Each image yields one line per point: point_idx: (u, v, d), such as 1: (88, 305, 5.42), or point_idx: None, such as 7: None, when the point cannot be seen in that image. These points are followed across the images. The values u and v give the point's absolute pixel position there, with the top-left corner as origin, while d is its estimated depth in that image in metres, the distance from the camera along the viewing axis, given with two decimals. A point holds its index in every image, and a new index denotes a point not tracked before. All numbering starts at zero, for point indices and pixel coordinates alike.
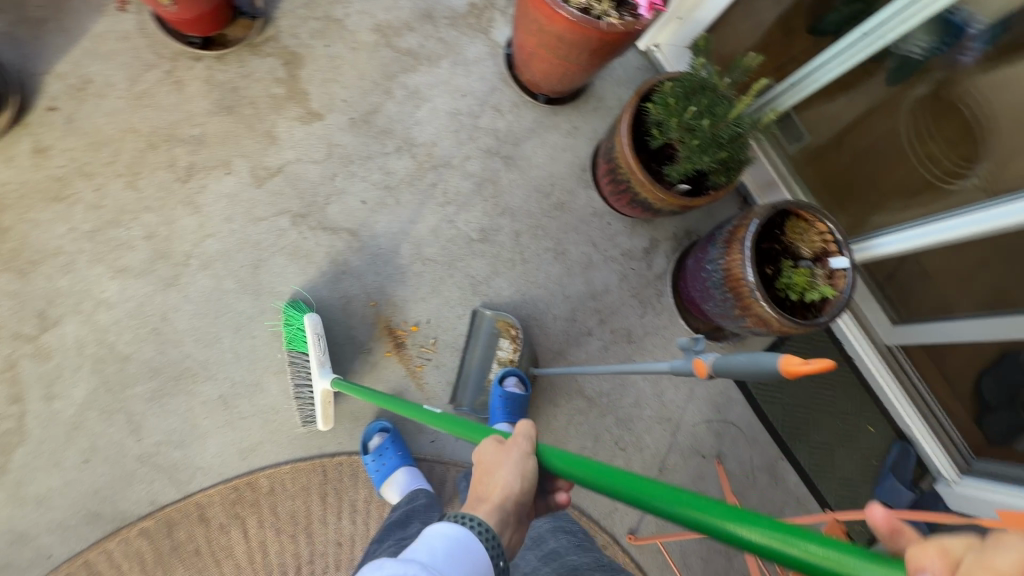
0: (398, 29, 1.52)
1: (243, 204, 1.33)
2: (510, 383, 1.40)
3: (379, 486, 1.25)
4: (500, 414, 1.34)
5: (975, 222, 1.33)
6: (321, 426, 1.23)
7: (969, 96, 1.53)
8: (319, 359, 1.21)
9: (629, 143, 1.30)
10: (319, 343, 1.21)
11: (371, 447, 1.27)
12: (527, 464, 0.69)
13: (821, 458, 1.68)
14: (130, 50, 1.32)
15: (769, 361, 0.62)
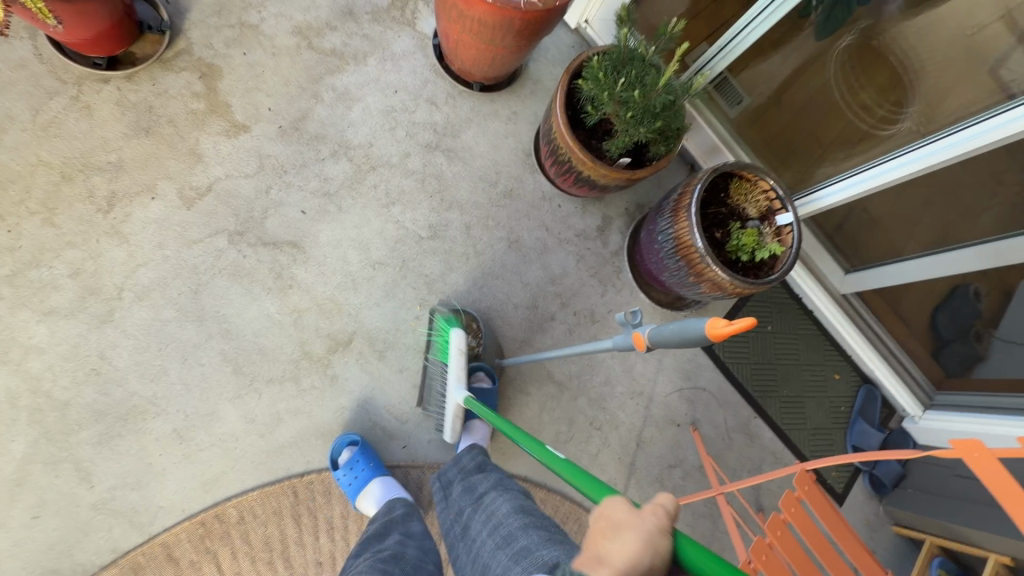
0: (319, 29, 1.47)
1: (175, 228, 1.27)
2: (477, 378, 1.40)
3: (354, 500, 1.21)
4: (470, 409, 1.32)
5: (910, 164, 1.37)
6: (448, 439, 1.24)
7: (896, 45, 1.60)
8: (458, 373, 1.20)
9: (565, 122, 1.29)
10: (460, 356, 1.19)
11: (341, 462, 1.23)
12: (662, 542, 0.56)
13: (792, 412, 1.71)
14: (28, 79, 1.24)
15: (696, 326, 0.69)
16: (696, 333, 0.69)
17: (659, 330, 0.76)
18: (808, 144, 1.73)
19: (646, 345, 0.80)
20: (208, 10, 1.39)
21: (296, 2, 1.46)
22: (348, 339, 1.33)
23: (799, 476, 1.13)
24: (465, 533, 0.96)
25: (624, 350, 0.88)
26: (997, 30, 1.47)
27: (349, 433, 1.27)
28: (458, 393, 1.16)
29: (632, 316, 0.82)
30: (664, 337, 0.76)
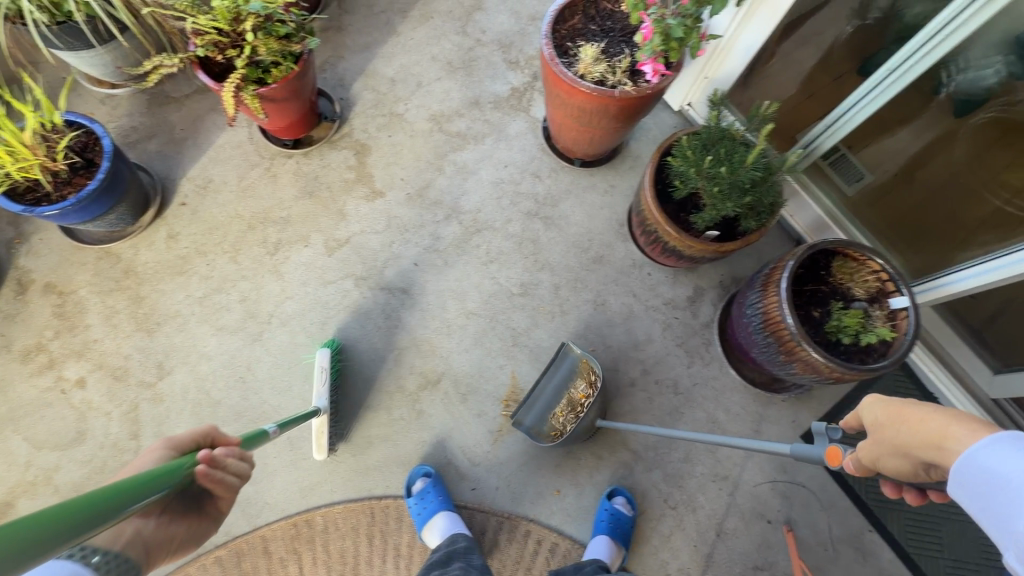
0: (450, 116, 1.76)
1: (317, 270, 1.56)
2: (618, 501, 1.40)
3: (420, 529, 1.30)
4: (602, 524, 1.34)
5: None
6: (316, 455, 1.33)
7: None
8: (319, 387, 1.35)
9: (652, 195, 1.37)
10: (320, 373, 1.36)
11: (415, 490, 1.35)
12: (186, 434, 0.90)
13: (922, 533, 1.44)
14: (241, 154, 1.67)
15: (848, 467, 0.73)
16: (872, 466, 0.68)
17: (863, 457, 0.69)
18: (945, 227, 1.60)
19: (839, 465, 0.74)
20: (369, 103, 1.76)
21: (434, 96, 1.78)
22: (438, 379, 1.48)
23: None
24: None
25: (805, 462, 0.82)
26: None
27: (425, 464, 1.39)
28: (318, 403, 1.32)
29: (833, 430, 0.78)
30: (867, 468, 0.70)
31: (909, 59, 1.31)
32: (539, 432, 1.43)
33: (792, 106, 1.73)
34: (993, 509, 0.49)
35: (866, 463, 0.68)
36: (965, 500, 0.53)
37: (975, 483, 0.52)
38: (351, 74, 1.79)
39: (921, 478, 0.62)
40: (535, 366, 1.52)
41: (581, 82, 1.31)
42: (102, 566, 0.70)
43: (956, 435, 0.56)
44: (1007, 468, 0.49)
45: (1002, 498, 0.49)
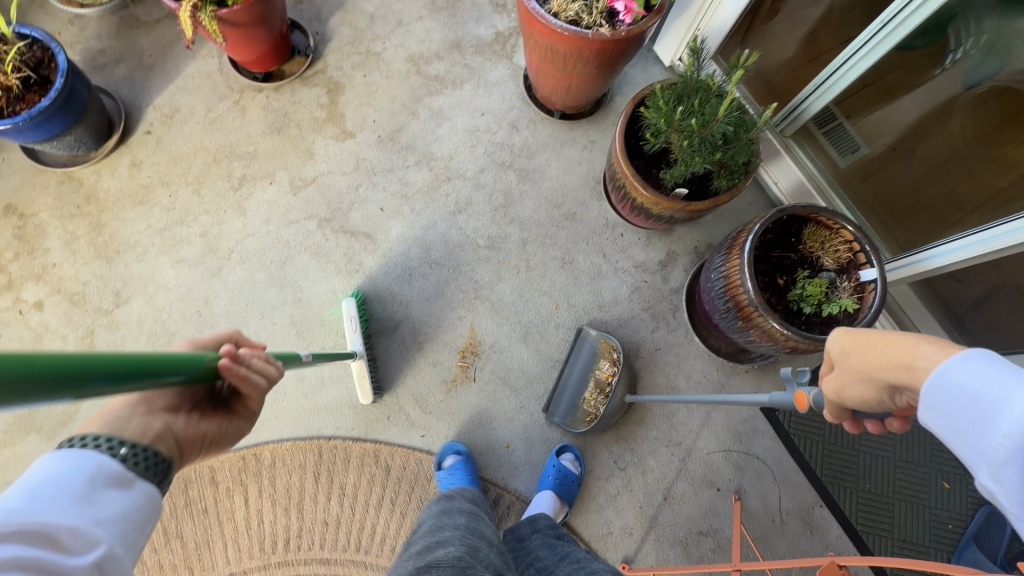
0: (429, 58, 1.69)
1: (280, 209, 1.53)
2: (566, 459, 1.39)
3: (437, 500, 1.30)
4: (548, 481, 1.34)
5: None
6: (361, 400, 1.37)
7: None
8: (352, 335, 1.37)
9: (622, 147, 1.30)
10: (351, 322, 1.37)
11: (445, 465, 1.33)
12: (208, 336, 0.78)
13: (873, 512, 1.43)
14: (210, 85, 1.62)
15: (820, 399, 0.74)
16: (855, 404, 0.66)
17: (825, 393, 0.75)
18: (934, 205, 1.49)
19: (807, 407, 0.79)
20: (345, 40, 1.69)
21: (414, 36, 1.71)
22: (395, 326, 1.46)
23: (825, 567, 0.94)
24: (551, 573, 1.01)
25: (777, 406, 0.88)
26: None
27: (455, 441, 1.38)
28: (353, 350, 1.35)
29: (800, 376, 0.84)
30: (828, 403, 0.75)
31: (901, 14, 1.23)
32: (572, 419, 1.43)
33: (789, 68, 1.63)
34: (967, 432, 0.48)
35: (833, 395, 0.68)
36: (936, 422, 0.52)
37: (950, 403, 0.50)
38: (329, 8, 1.71)
39: (885, 404, 0.62)
40: (495, 320, 1.49)
41: (554, 20, 1.23)
42: (132, 460, 0.57)
43: (923, 354, 0.54)
44: (986, 386, 0.47)
45: (977, 420, 0.47)
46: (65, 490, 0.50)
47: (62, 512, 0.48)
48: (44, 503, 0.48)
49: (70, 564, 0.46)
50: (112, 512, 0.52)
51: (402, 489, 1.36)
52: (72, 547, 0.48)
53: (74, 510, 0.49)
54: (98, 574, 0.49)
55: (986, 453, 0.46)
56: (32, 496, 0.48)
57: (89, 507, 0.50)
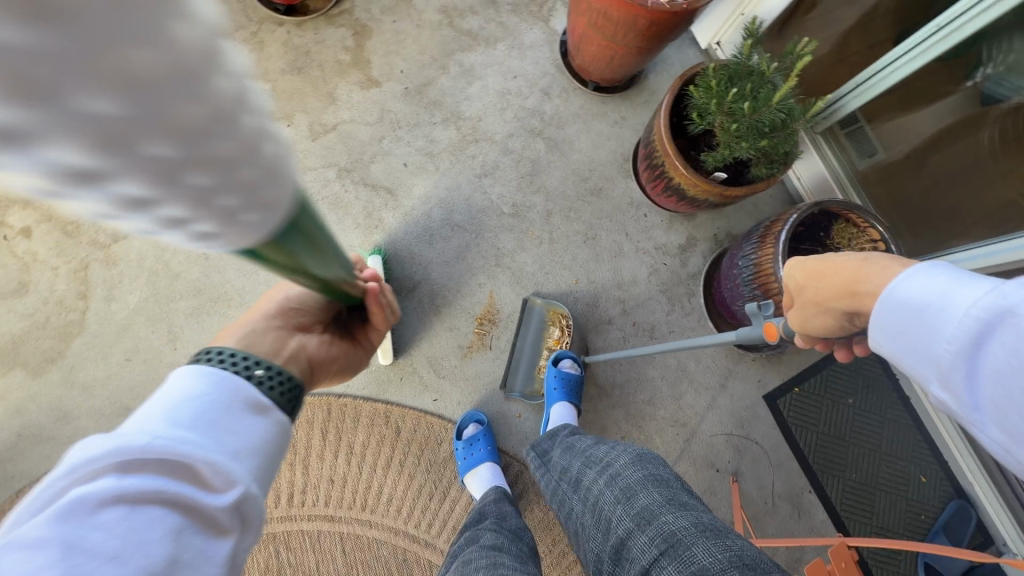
0: (462, 11, 1.61)
1: (298, 154, 1.45)
2: (565, 365, 1.41)
3: (463, 474, 1.30)
4: (557, 394, 1.33)
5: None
6: (382, 359, 1.36)
7: None
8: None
9: (666, 125, 1.28)
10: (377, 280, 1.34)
11: (464, 435, 1.33)
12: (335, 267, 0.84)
13: (857, 500, 1.51)
14: (225, 12, 1.50)
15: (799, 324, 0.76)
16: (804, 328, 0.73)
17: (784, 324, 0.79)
18: (947, 217, 1.53)
19: (775, 338, 0.84)
20: None
21: None
22: (413, 287, 1.42)
23: (837, 548, 0.99)
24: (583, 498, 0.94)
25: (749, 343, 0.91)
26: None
27: (478, 411, 1.38)
28: None
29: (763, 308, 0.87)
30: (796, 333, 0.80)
31: (956, 21, 1.24)
32: (531, 391, 1.42)
33: (821, 65, 1.63)
34: (914, 344, 0.52)
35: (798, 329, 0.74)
36: (884, 343, 0.56)
37: (899, 320, 0.53)
38: None
39: (846, 328, 0.66)
40: (515, 289, 1.47)
41: None
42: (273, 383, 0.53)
43: (867, 275, 0.59)
44: (933, 295, 0.50)
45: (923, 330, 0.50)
46: (204, 414, 0.45)
47: (208, 443, 0.43)
48: (190, 425, 0.43)
49: (213, 505, 0.41)
50: (255, 436, 0.47)
51: (412, 451, 1.35)
52: (215, 485, 0.42)
53: (214, 439, 0.44)
54: (241, 512, 0.43)
55: (932, 359, 0.50)
56: (176, 423, 0.43)
57: (232, 436, 0.45)
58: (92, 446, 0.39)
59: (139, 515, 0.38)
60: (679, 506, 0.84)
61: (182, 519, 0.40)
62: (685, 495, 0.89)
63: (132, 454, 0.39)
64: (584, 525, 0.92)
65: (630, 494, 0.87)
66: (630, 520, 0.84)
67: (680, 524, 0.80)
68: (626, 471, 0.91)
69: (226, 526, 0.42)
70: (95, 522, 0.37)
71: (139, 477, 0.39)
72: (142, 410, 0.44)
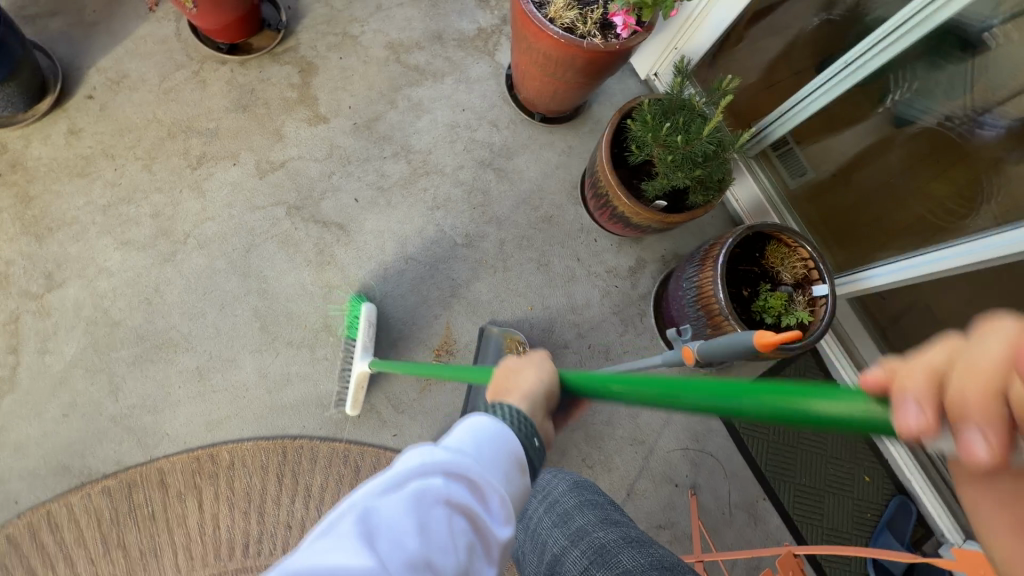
0: (409, 47, 1.64)
1: (244, 193, 1.43)
2: None
3: None
4: None
5: (961, 255, 1.30)
6: (350, 408, 1.32)
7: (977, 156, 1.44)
8: (365, 342, 1.31)
9: (607, 157, 1.34)
10: (367, 329, 1.32)
11: None
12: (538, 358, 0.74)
13: (807, 504, 1.58)
14: (164, 52, 1.48)
15: (745, 337, 0.66)
16: (747, 344, 0.65)
17: (708, 343, 0.72)
18: (871, 233, 1.63)
19: (694, 360, 0.76)
20: (320, 19, 1.60)
21: (394, 22, 1.65)
22: None
23: (783, 559, 1.04)
24: (526, 521, 0.96)
25: (668, 366, 0.84)
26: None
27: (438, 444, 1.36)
28: (364, 358, 1.30)
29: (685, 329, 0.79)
30: (714, 352, 0.72)
31: (863, 57, 1.36)
32: None
33: (751, 93, 1.73)
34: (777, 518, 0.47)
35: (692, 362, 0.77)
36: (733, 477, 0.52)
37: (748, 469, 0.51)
38: None
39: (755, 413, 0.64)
40: (471, 318, 1.49)
41: (549, 26, 1.25)
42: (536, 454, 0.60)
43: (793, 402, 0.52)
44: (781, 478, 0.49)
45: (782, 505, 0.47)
46: (485, 459, 0.53)
47: (494, 477, 0.52)
48: (480, 461, 0.53)
49: (498, 530, 0.49)
50: (499, 511, 0.50)
51: None
52: (493, 519, 0.50)
53: (494, 472, 0.53)
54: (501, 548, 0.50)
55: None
56: (471, 450, 0.53)
57: (493, 493, 0.51)
58: (414, 457, 0.48)
59: (455, 523, 0.46)
60: (611, 524, 0.89)
61: (470, 543, 0.47)
62: (617, 513, 0.95)
63: (451, 470, 0.48)
64: (524, 548, 0.94)
65: (566, 516, 0.90)
66: (565, 538, 0.87)
67: (610, 538, 0.86)
68: (562, 494, 0.94)
69: (495, 553, 0.49)
70: (438, 515, 0.45)
71: (462, 493, 0.48)
72: (454, 434, 0.56)
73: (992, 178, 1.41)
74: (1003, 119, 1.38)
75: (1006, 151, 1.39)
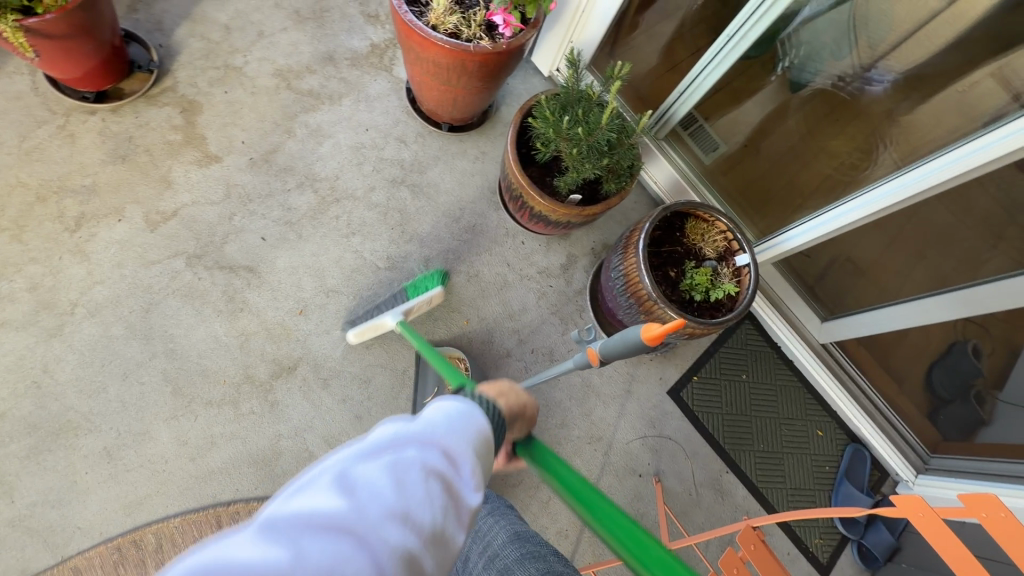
0: (299, 72, 1.57)
1: (135, 249, 1.32)
2: None
3: None
4: None
5: (865, 206, 1.36)
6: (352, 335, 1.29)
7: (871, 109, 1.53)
8: (409, 308, 1.26)
9: (515, 158, 1.32)
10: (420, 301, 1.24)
11: None
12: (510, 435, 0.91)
13: (769, 468, 1.60)
14: (21, 109, 1.34)
15: (634, 332, 0.72)
16: (637, 339, 0.72)
17: (605, 343, 0.78)
18: (786, 196, 1.67)
19: (599, 361, 0.81)
20: (197, 53, 1.51)
21: (279, 48, 1.57)
22: (293, 365, 1.33)
23: (743, 533, 1.03)
24: (465, 566, 0.91)
25: (581, 368, 0.87)
26: (989, 86, 1.29)
27: None
28: (393, 314, 1.25)
29: (587, 334, 0.84)
30: (613, 350, 0.78)
31: (745, 25, 1.38)
32: None
33: (653, 77, 1.74)
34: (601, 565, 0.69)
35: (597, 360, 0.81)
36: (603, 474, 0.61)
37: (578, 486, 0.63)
38: (173, 17, 1.52)
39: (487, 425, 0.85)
40: (405, 343, 1.42)
41: (432, 33, 1.21)
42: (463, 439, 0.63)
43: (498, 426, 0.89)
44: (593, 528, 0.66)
45: None
46: (464, 430, 0.54)
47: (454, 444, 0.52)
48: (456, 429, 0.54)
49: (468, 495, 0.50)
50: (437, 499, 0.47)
51: None
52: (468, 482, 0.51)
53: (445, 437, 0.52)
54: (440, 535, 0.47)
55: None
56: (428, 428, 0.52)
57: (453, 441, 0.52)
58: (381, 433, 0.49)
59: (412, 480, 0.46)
60: None
61: (447, 503, 0.48)
62: (563, 567, 0.87)
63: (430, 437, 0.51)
64: None
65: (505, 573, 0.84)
66: None
67: None
68: (502, 549, 0.88)
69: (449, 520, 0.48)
70: (415, 476, 0.47)
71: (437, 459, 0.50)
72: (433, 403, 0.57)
73: (887, 129, 1.49)
74: (888, 74, 1.47)
75: (895, 103, 1.49)
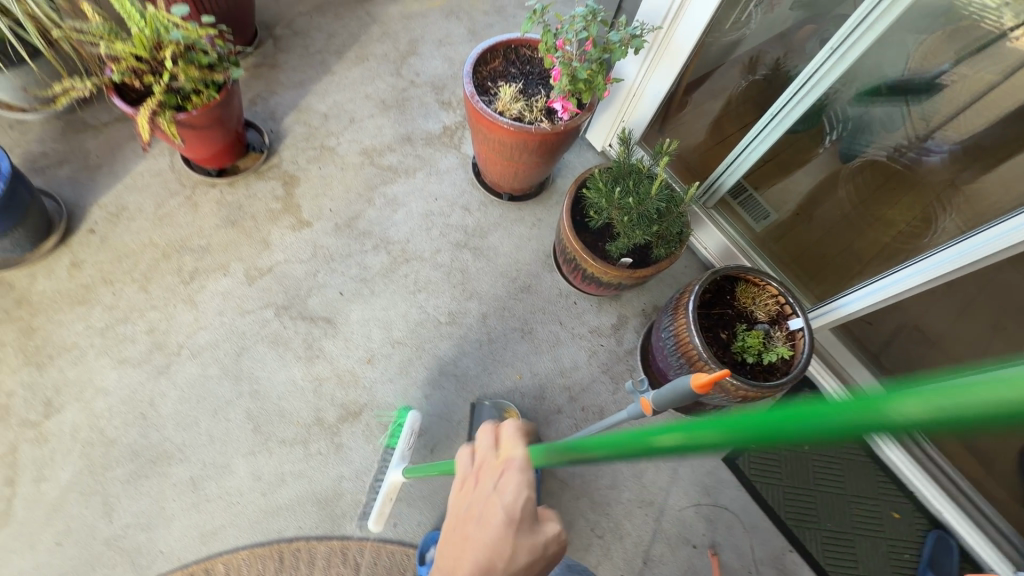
0: (381, 150, 1.80)
1: (235, 300, 1.51)
2: None
3: None
4: None
5: (925, 271, 1.33)
6: (375, 522, 1.26)
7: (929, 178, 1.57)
8: (403, 451, 1.30)
9: (569, 225, 1.43)
10: (410, 437, 1.30)
11: (429, 559, 1.26)
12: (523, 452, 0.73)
13: (839, 550, 1.49)
14: (160, 183, 1.63)
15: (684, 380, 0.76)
16: (687, 387, 0.77)
17: (658, 393, 0.82)
18: (843, 262, 1.67)
19: (652, 410, 0.85)
20: (300, 136, 1.78)
21: (366, 131, 1.83)
22: (358, 411, 1.43)
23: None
24: None
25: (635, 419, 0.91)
26: None
27: (440, 529, 1.33)
28: (397, 467, 1.25)
29: (640, 384, 0.89)
30: (665, 400, 0.82)
31: (787, 106, 1.47)
32: None
33: (702, 150, 1.85)
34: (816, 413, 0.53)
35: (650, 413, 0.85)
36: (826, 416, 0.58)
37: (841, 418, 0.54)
38: (283, 107, 1.82)
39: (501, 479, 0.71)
40: (461, 395, 1.50)
41: (499, 118, 1.38)
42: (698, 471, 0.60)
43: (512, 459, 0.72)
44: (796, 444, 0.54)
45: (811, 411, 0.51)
46: None
47: None
48: None
49: None
50: None
51: None
52: None
53: None
54: None
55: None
56: None
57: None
58: None
59: None
60: None
61: None
62: None
63: None
64: None
65: None
66: None
67: None
68: None
69: None
70: None
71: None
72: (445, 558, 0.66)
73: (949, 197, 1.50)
74: (946, 143, 1.53)
75: (956, 173, 1.52)
